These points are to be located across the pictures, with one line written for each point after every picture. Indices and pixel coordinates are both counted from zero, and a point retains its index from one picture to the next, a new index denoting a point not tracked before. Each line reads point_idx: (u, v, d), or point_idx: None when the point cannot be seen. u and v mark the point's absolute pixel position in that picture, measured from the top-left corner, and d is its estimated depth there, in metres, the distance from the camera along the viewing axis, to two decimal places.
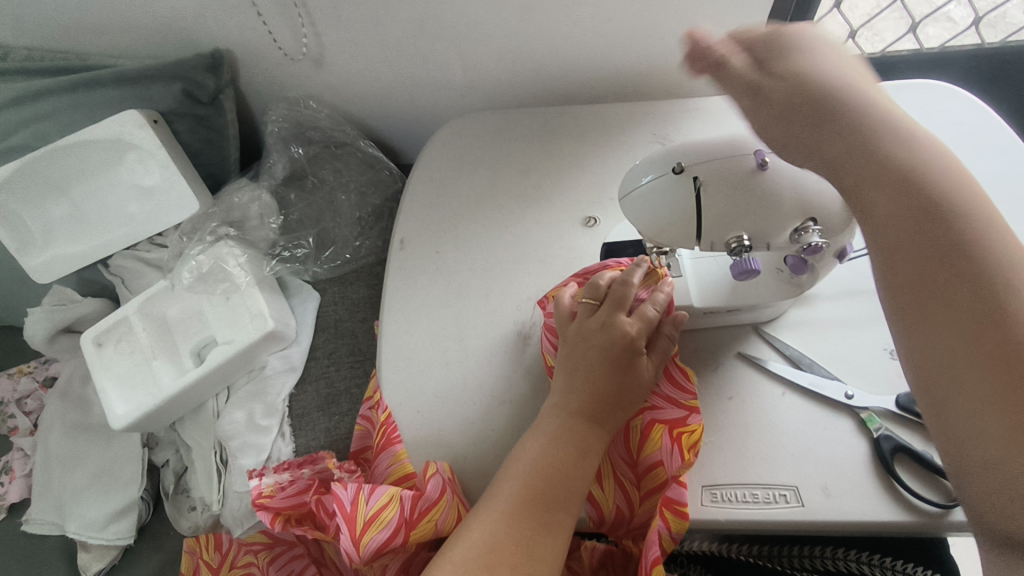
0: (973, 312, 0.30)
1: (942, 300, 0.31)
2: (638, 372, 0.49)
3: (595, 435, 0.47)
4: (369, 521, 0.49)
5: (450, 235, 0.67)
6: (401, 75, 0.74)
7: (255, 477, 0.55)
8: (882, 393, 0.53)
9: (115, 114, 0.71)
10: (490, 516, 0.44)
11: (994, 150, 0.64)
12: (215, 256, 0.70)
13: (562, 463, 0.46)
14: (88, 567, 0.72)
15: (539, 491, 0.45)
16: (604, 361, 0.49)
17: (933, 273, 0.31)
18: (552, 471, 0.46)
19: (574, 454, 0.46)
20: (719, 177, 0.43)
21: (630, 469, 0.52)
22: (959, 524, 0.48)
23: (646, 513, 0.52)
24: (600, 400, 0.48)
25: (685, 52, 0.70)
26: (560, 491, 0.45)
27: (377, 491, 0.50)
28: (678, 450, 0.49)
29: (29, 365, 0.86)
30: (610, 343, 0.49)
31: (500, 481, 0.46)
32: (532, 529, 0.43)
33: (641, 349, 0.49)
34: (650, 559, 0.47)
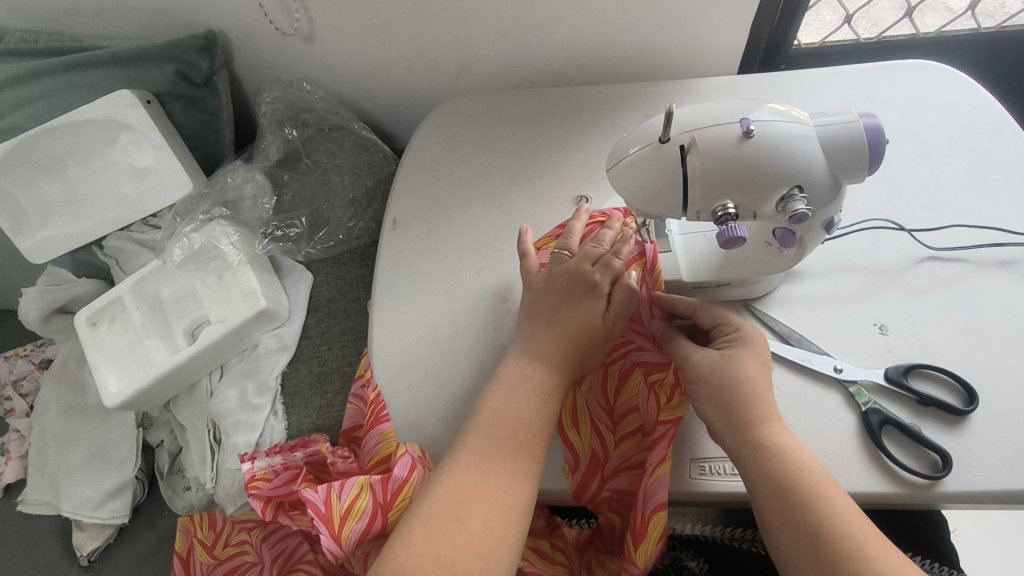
0: (733, 418, 0.46)
1: (739, 432, 0.46)
2: (595, 316, 0.49)
3: (555, 381, 0.48)
4: (345, 514, 0.49)
5: (442, 215, 0.67)
6: (393, 58, 0.74)
7: (247, 462, 0.56)
8: (871, 367, 0.53)
9: (108, 95, 0.71)
10: (456, 470, 0.45)
11: (988, 129, 0.64)
12: (208, 234, 0.71)
13: (522, 410, 0.47)
14: (83, 545, 0.73)
15: (503, 441, 0.46)
16: (564, 302, 0.51)
17: (719, 404, 0.47)
18: (512, 418, 0.47)
19: (534, 402, 0.47)
20: (705, 147, 0.43)
21: (606, 414, 0.53)
22: (946, 495, 0.48)
23: (621, 456, 0.52)
24: (558, 340, 0.49)
25: (678, 34, 0.70)
26: (522, 435, 0.46)
27: (347, 484, 0.51)
28: (654, 396, 0.51)
29: (25, 348, 0.86)
30: (572, 283, 0.51)
31: (464, 439, 0.47)
32: (500, 478, 0.44)
33: (601, 292, 0.50)
34: (655, 503, 0.47)
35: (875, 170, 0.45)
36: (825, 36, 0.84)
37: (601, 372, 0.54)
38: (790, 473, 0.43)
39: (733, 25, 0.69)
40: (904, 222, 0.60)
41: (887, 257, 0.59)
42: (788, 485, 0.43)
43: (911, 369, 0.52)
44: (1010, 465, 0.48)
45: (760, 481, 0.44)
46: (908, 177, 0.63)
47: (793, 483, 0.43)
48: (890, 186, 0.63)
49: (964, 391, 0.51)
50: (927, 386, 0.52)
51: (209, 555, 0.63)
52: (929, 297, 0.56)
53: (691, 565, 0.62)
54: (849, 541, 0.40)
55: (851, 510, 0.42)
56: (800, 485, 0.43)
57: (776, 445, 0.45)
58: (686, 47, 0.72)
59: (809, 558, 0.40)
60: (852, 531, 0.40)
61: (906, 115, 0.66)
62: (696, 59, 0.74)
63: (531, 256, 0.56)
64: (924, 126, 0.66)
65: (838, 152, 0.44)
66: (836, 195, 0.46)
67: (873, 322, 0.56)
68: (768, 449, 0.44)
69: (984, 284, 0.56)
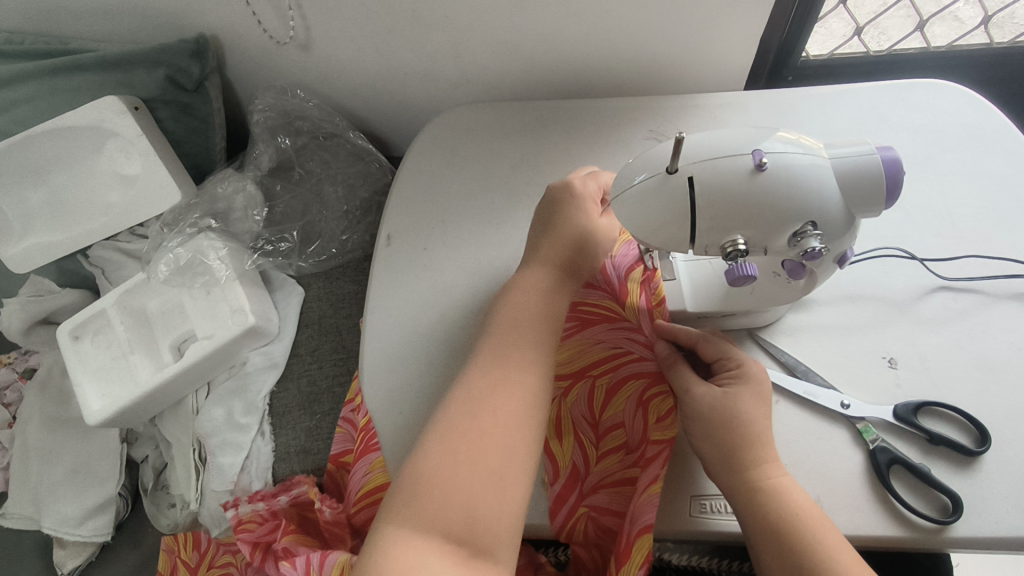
0: (730, 458, 0.45)
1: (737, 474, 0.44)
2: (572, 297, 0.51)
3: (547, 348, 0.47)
4: None
5: (438, 231, 0.65)
6: (392, 66, 0.72)
7: (231, 508, 0.59)
8: (880, 403, 0.51)
9: (95, 100, 0.69)
10: (462, 414, 0.43)
11: (1003, 152, 0.62)
12: (195, 248, 0.68)
13: (517, 377, 0.44)
14: (64, 563, 0.71)
15: (508, 398, 0.43)
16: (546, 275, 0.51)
17: (716, 443, 0.45)
18: (512, 379, 0.44)
19: (530, 366, 0.45)
20: (715, 179, 0.41)
21: (591, 428, 0.51)
22: (954, 540, 0.46)
23: (602, 472, 0.50)
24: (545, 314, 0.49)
25: (685, 45, 0.68)
26: (525, 390, 0.44)
27: (328, 562, 0.49)
28: (643, 412, 0.50)
29: (7, 356, 0.82)
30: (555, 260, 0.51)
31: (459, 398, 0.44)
32: (509, 424, 0.42)
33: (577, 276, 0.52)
34: (641, 526, 0.45)
35: (892, 204, 0.43)
36: (834, 48, 0.82)
37: (588, 384, 0.52)
38: (788, 518, 0.42)
39: (741, 38, 0.67)
40: (916, 251, 0.58)
41: (898, 287, 0.57)
42: (785, 533, 0.42)
43: (921, 406, 0.51)
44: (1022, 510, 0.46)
45: (758, 525, 0.43)
46: (920, 202, 0.61)
47: (790, 531, 0.42)
48: (902, 212, 0.60)
49: (976, 431, 0.50)
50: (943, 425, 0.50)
51: None
52: (940, 331, 0.54)
53: None
54: None
55: (853, 560, 0.40)
56: (797, 533, 0.41)
57: (775, 488, 0.43)
58: (691, 60, 0.70)
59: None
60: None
61: (918, 136, 0.64)
62: (703, 72, 0.71)
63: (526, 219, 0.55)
64: (936, 148, 0.63)
65: (854, 187, 0.42)
66: (850, 229, 0.44)
67: (883, 355, 0.54)
68: (765, 492, 0.43)
69: (997, 318, 0.54)
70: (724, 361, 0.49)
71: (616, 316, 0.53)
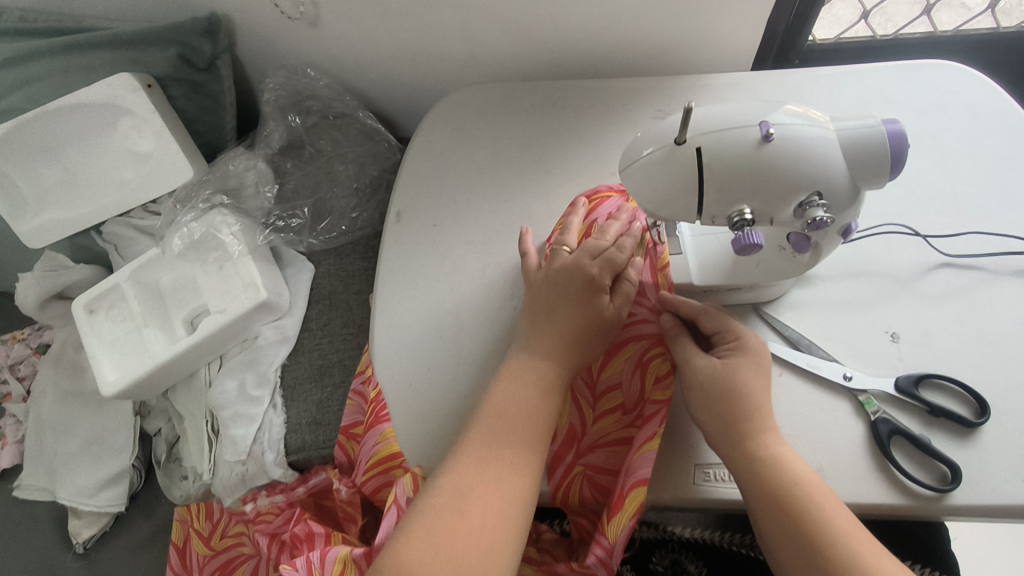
0: (728, 426, 0.46)
1: (736, 441, 0.45)
2: (601, 311, 0.49)
3: (556, 375, 0.48)
4: None
5: (447, 208, 0.66)
6: (401, 46, 0.72)
7: (251, 501, 0.64)
8: (882, 375, 0.53)
9: (108, 78, 0.70)
10: (473, 443, 0.45)
11: (1008, 132, 0.63)
12: (208, 224, 0.69)
13: (524, 403, 0.46)
14: (79, 533, 0.73)
15: (524, 421, 0.46)
16: (564, 298, 0.50)
17: (714, 412, 0.46)
18: (522, 411, 0.46)
19: (535, 394, 0.47)
20: (723, 149, 0.41)
21: (588, 389, 0.52)
22: (953, 508, 0.47)
23: (599, 432, 0.51)
24: (563, 338, 0.49)
25: (693, 26, 0.69)
26: (532, 425, 0.46)
27: (329, 559, 0.49)
28: (640, 374, 0.51)
29: (23, 332, 0.85)
30: (571, 280, 0.50)
31: (471, 430, 0.46)
32: (517, 455, 0.44)
33: (603, 289, 0.50)
34: (635, 480, 0.46)
35: (896, 177, 0.44)
36: (840, 31, 0.82)
37: None
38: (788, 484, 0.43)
39: (748, 20, 0.67)
40: (919, 228, 0.59)
41: (901, 263, 0.57)
42: (785, 499, 0.42)
43: (922, 378, 0.51)
44: (1019, 479, 0.47)
45: (756, 490, 0.44)
46: (924, 180, 0.61)
47: (791, 497, 0.42)
48: (906, 190, 0.61)
49: (975, 403, 0.50)
50: (946, 398, 0.51)
51: (205, 546, 0.68)
52: (942, 306, 0.55)
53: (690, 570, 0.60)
54: (847, 553, 0.40)
55: (849, 522, 0.42)
56: (798, 500, 0.42)
57: (772, 454, 0.44)
58: (697, 42, 0.70)
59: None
60: (850, 542, 0.40)
61: (923, 117, 0.65)
62: (710, 54, 0.72)
63: (530, 255, 0.56)
64: (941, 128, 0.64)
65: (860, 158, 0.43)
66: (855, 200, 0.45)
67: (886, 330, 0.55)
68: (766, 460, 0.44)
69: (998, 294, 0.55)
70: (722, 333, 0.50)
71: None
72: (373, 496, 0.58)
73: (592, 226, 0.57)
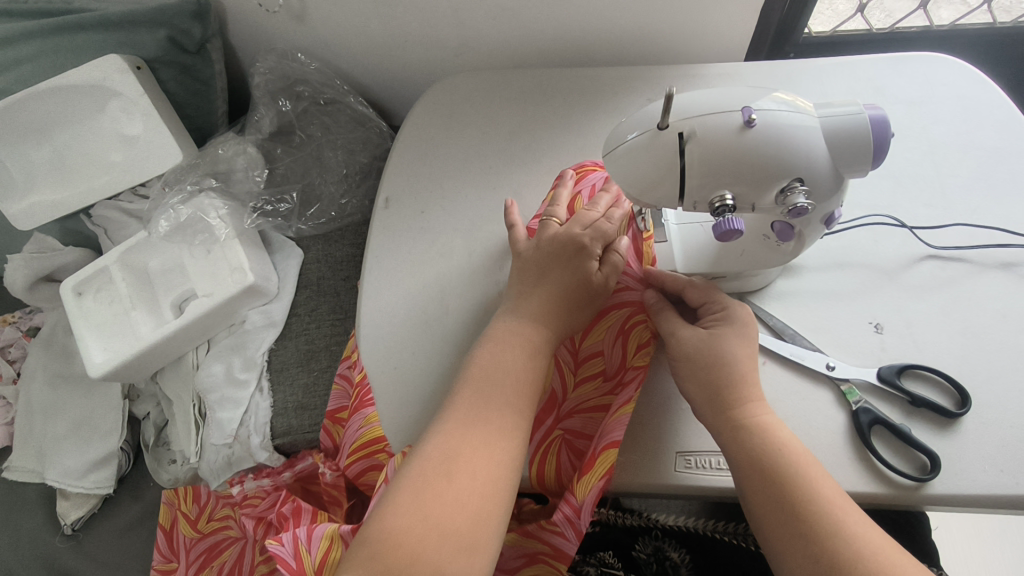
0: (714, 395, 0.46)
1: (722, 410, 0.45)
2: (590, 276, 0.50)
3: (543, 337, 0.48)
4: (318, 568, 0.47)
5: (435, 195, 0.66)
6: (391, 32, 0.72)
7: (237, 484, 0.64)
8: (865, 365, 0.53)
9: (97, 60, 0.69)
10: (462, 407, 0.45)
11: (998, 126, 0.63)
12: (196, 206, 0.70)
13: (512, 369, 0.46)
14: (66, 514, 0.73)
15: (510, 388, 0.45)
16: (554, 263, 0.51)
17: (700, 382, 0.46)
18: (510, 376, 0.46)
19: (522, 359, 0.47)
20: (704, 134, 0.41)
21: (570, 356, 0.53)
22: (931, 497, 0.48)
23: (579, 397, 0.52)
24: (551, 300, 0.49)
25: (685, 17, 0.68)
26: (518, 389, 0.46)
27: (316, 538, 0.48)
28: (621, 341, 0.52)
29: (13, 315, 0.84)
30: (561, 247, 0.51)
31: (456, 397, 0.46)
32: (504, 420, 0.44)
33: (591, 254, 0.51)
34: (608, 441, 0.47)
35: (878, 165, 0.44)
36: (836, 25, 0.82)
37: None
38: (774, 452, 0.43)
39: (741, 10, 0.67)
40: (906, 220, 0.59)
41: (887, 255, 0.57)
42: (770, 466, 0.42)
43: (904, 369, 0.52)
44: (997, 468, 0.48)
45: (741, 459, 0.43)
46: (912, 173, 0.61)
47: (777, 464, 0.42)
48: (894, 182, 0.61)
49: (957, 394, 0.51)
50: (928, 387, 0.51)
51: (193, 529, 0.69)
52: (927, 297, 0.55)
53: (674, 558, 0.60)
54: (830, 519, 0.39)
55: (834, 491, 0.41)
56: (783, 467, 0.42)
57: (757, 423, 0.44)
58: (690, 32, 0.70)
59: (792, 543, 0.40)
60: (833, 510, 0.40)
61: (914, 109, 0.65)
62: (703, 44, 0.72)
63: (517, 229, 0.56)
64: (931, 120, 0.64)
65: (842, 146, 0.42)
66: (838, 189, 0.44)
67: (870, 321, 0.55)
68: (752, 428, 0.44)
69: (983, 286, 0.55)
70: (710, 306, 0.50)
71: None
72: (357, 479, 0.58)
73: (577, 198, 0.58)
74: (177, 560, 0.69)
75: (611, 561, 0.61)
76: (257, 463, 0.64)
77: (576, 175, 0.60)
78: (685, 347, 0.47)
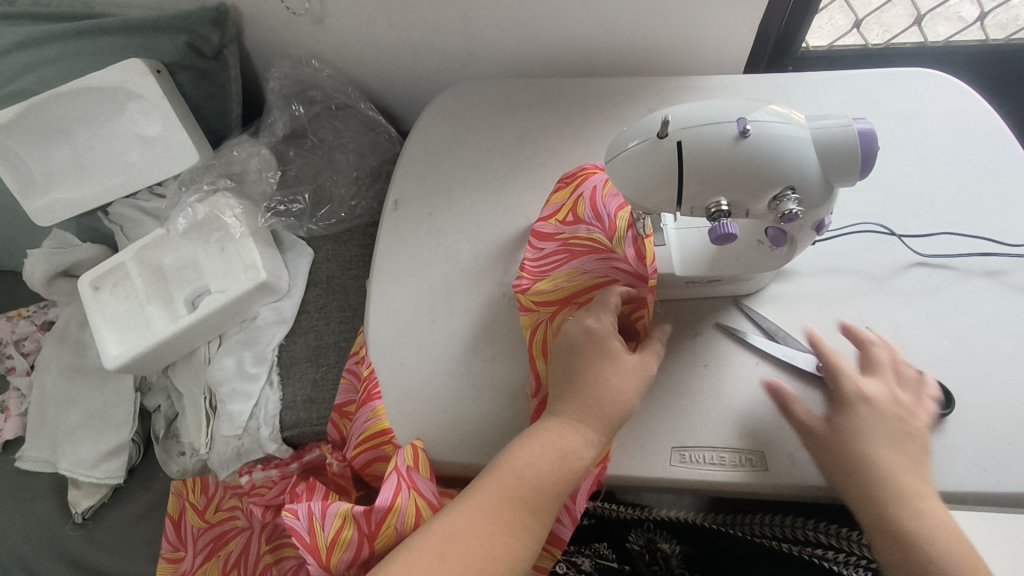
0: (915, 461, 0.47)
1: (911, 477, 0.47)
2: (613, 364, 0.48)
3: (574, 423, 0.47)
4: (330, 544, 0.52)
5: (442, 198, 0.68)
6: (402, 41, 0.75)
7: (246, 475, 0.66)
8: (853, 367, 0.54)
9: (118, 63, 0.72)
10: (480, 491, 0.46)
11: (986, 139, 0.65)
12: (213, 206, 0.72)
13: (545, 460, 0.46)
14: (78, 503, 0.75)
15: (537, 477, 0.45)
16: (576, 357, 0.50)
17: (902, 450, 0.48)
18: (532, 473, 0.46)
19: (550, 453, 0.46)
20: (702, 143, 0.44)
21: None
22: None
23: None
24: (579, 396, 0.48)
25: (686, 31, 0.71)
26: (540, 487, 0.45)
27: (329, 516, 0.52)
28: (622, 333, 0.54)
29: (28, 309, 0.87)
30: (578, 341, 0.50)
31: (489, 478, 0.46)
32: (516, 514, 0.45)
33: (609, 343, 0.49)
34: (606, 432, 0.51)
35: (867, 174, 0.46)
36: (834, 39, 0.85)
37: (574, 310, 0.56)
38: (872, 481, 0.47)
39: (741, 24, 0.69)
40: (895, 228, 0.61)
41: (877, 261, 0.60)
42: (889, 500, 0.46)
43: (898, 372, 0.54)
44: (979, 466, 0.50)
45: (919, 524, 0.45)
46: (902, 183, 0.64)
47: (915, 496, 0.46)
48: (884, 192, 0.64)
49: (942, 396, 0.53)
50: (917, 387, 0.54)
51: (200, 519, 0.71)
52: (914, 302, 0.57)
53: (664, 547, 0.65)
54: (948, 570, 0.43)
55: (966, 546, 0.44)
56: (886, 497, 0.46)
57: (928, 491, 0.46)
58: (691, 44, 0.73)
59: None
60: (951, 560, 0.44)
61: (905, 122, 0.67)
62: (704, 56, 0.74)
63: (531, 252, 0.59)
64: (922, 133, 0.66)
65: (832, 156, 0.45)
66: (828, 197, 0.47)
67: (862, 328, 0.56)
68: (857, 460, 0.48)
69: (968, 293, 0.57)
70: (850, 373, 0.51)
71: (601, 248, 0.56)
72: (363, 469, 0.60)
73: (578, 200, 0.59)
74: (183, 549, 0.72)
75: (606, 552, 0.66)
76: (266, 454, 0.66)
77: (577, 177, 0.61)
78: (879, 421, 0.49)
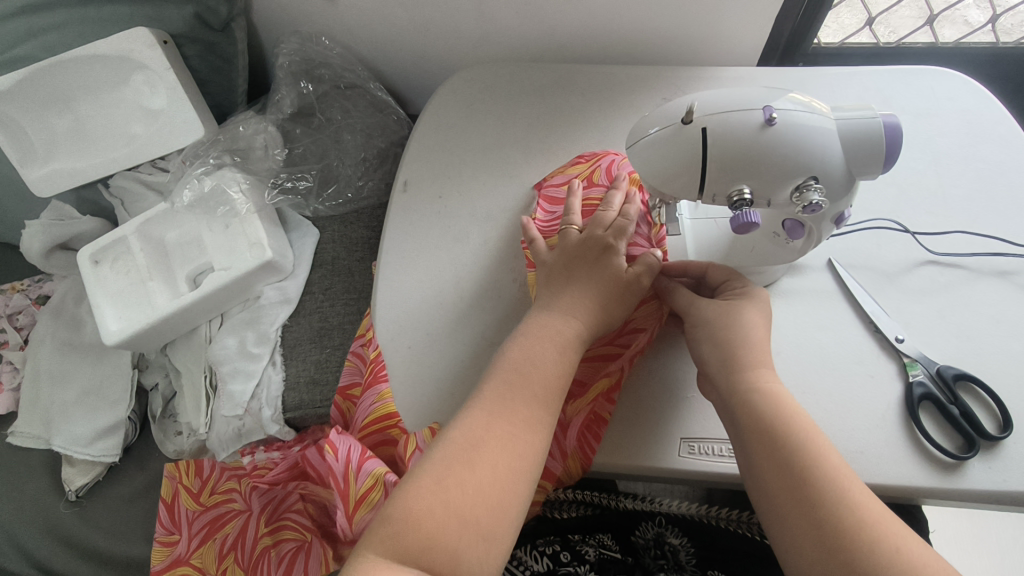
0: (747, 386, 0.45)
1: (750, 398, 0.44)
2: (620, 271, 0.50)
3: (578, 334, 0.48)
4: (359, 500, 0.54)
5: (452, 181, 0.67)
6: (415, 20, 0.73)
7: (249, 454, 0.66)
8: (869, 364, 0.54)
9: (123, 31, 0.70)
10: (489, 397, 0.45)
11: (999, 139, 0.65)
12: (218, 179, 0.71)
13: (547, 361, 0.46)
14: (72, 480, 0.74)
15: (525, 405, 0.45)
16: (580, 266, 0.51)
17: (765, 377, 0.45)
18: (541, 370, 0.46)
19: (554, 352, 0.47)
20: (726, 130, 0.43)
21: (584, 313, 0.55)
22: (924, 490, 0.49)
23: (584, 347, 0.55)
24: (585, 300, 0.49)
25: (704, 22, 0.70)
26: (548, 385, 0.45)
27: (365, 472, 0.54)
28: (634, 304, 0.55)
29: (22, 283, 0.85)
30: (585, 250, 0.52)
31: (485, 386, 0.46)
32: (532, 413, 0.44)
33: (618, 252, 0.51)
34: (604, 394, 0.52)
35: (890, 168, 0.45)
36: (843, 38, 0.84)
37: None
38: (771, 403, 0.44)
39: (758, 17, 0.69)
40: (909, 225, 0.61)
41: (889, 257, 0.60)
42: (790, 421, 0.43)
43: (963, 378, 0.52)
44: (986, 465, 0.49)
45: (778, 444, 0.42)
46: (916, 181, 0.64)
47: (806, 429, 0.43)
48: (898, 188, 0.63)
49: (1000, 417, 0.51)
50: (931, 373, 0.52)
51: (195, 502, 0.71)
52: (924, 300, 0.57)
53: (674, 543, 0.61)
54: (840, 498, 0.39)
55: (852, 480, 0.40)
56: (790, 428, 0.42)
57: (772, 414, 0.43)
58: (707, 35, 0.72)
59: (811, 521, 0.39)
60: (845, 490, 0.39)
61: (919, 120, 0.67)
62: (718, 50, 0.74)
63: (538, 242, 0.55)
64: (936, 131, 0.66)
65: (858, 148, 0.44)
66: (850, 189, 0.46)
67: (885, 332, 0.55)
68: (747, 384, 0.45)
69: (980, 292, 0.57)
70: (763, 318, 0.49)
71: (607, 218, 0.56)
72: None
73: (594, 170, 0.60)
74: (178, 532, 0.71)
75: (608, 542, 0.63)
76: (268, 435, 0.66)
77: (597, 155, 0.62)
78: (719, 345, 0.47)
